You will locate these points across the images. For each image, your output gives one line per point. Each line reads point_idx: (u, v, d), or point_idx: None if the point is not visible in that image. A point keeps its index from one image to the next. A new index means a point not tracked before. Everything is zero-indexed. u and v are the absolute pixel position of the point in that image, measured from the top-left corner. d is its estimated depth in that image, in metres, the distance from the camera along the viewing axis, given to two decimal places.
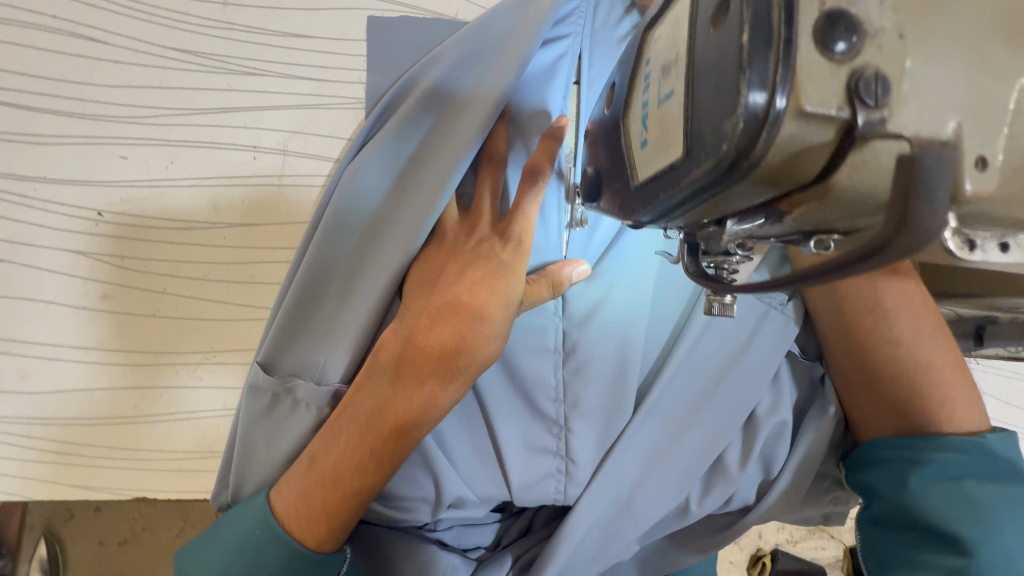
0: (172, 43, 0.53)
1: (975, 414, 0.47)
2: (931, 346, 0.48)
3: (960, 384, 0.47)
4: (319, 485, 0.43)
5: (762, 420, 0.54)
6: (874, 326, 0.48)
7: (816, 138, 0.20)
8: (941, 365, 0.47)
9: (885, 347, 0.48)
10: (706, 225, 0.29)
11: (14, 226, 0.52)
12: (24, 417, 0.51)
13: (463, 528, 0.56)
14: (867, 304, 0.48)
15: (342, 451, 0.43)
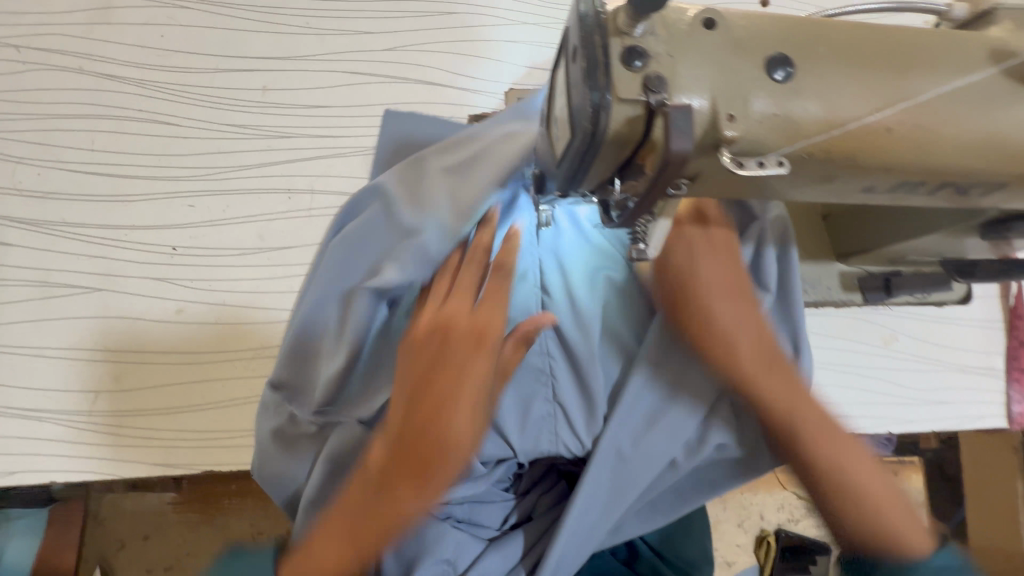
0: (226, 120, 0.72)
1: (909, 522, 0.52)
2: (856, 464, 0.51)
3: (888, 497, 0.52)
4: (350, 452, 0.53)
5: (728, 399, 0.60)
6: (748, 356, 0.52)
7: (633, 113, 0.36)
8: (869, 484, 0.51)
9: (762, 379, 0.52)
10: (605, 186, 0.44)
11: (107, 263, 0.67)
12: (118, 411, 0.64)
13: (476, 506, 0.63)
14: (737, 348, 0.52)
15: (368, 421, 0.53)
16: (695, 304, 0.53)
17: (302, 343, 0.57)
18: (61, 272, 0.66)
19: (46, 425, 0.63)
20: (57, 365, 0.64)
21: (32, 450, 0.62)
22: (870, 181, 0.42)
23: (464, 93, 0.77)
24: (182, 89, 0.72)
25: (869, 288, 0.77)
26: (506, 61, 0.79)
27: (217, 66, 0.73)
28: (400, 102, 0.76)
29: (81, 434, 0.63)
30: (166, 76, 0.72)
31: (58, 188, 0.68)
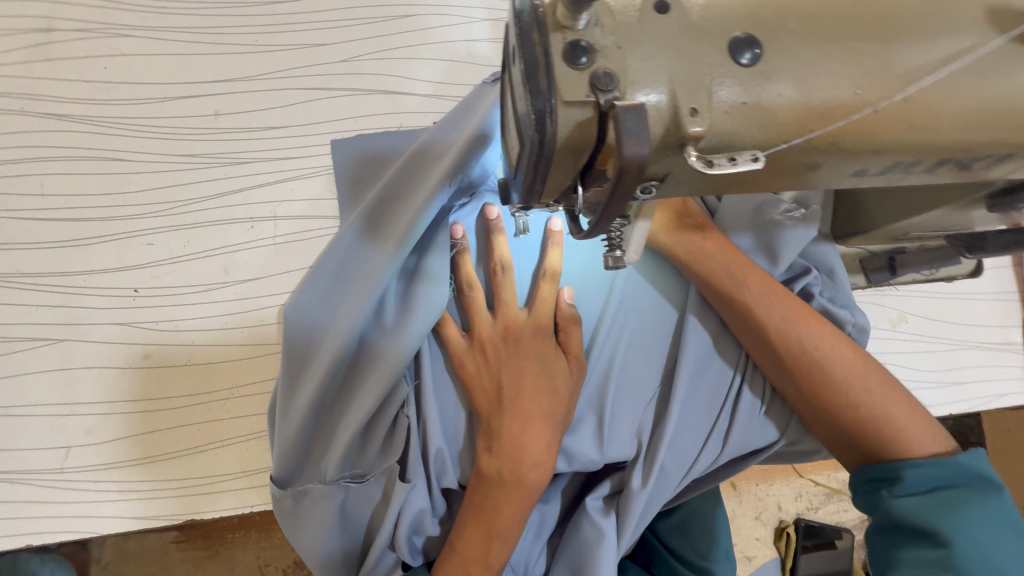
0: (178, 150, 0.69)
1: (934, 443, 0.61)
2: (896, 418, 0.62)
3: (918, 425, 0.62)
4: (500, 529, 0.61)
5: None
6: (734, 306, 0.65)
7: (583, 116, 0.32)
8: (907, 432, 0.61)
9: (814, 371, 0.63)
10: (570, 195, 0.40)
11: (67, 312, 0.64)
12: (92, 466, 0.62)
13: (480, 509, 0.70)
14: (715, 254, 0.65)
15: (515, 499, 0.61)
16: (733, 301, 0.64)
17: (303, 409, 0.60)
18: (20, 326, 0.63)
19: (17, 487, 0.60)
20: (21, 424, 0.61)
21: (4, 514, 0.60)
22: (862, 164, 0.38)
23: (427, 99, 0.74)
24: (131, 122, 0.69)
25: (871, 269, 0.73)
26: (469, 61, 0.76)
27: (165, 94, 0.69)
28: (359, 115, 0.73)
29: (54, 493, 0.61)
30: (112, 110, 0.68)
31: (10, 238, 0.65)
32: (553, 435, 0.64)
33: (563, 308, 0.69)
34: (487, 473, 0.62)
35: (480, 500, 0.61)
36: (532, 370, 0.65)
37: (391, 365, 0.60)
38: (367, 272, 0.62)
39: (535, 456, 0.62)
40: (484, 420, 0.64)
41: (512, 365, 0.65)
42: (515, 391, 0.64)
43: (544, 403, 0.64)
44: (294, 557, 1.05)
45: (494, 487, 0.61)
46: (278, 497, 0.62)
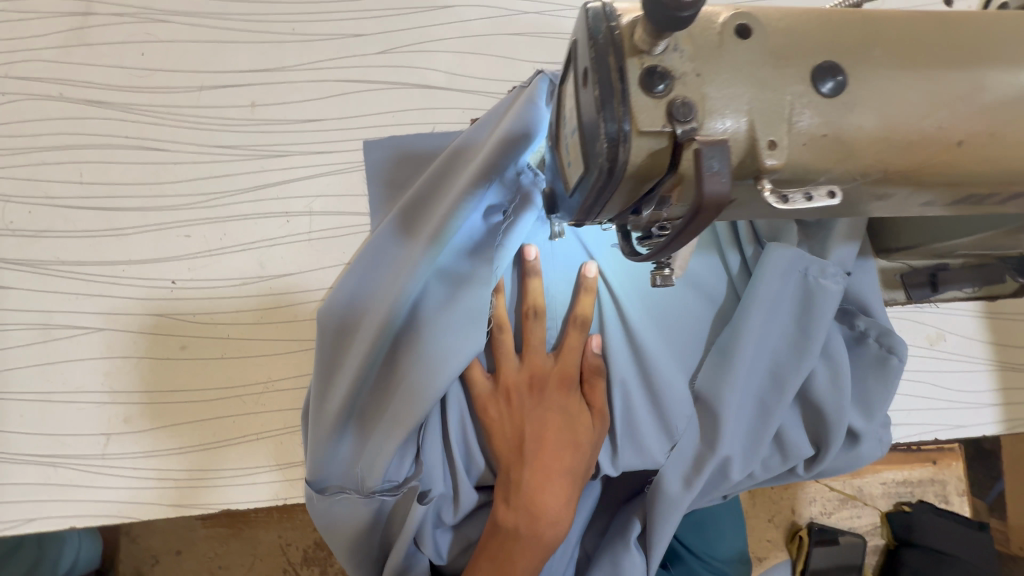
0: (215, 141, 0.68)
1: None
2: None
3: None
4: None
5: (813, 387, 0.67)
6: None
7: (657, 145, 0.31)
8: None
9: None
10: (627, 215, 0.40)
11: (106, 301, 0.65)
12: (130, 453, 0.63)
13: None
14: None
15: (530, 553, 0.61)
16: None
17: (340, 402, 0.61)
18: (60, 313, 0.64)
19: (59, 470, 0.62)
20: (63, 409, 0.63)
21: (47, 497, 0.62)
22: (932, 196, 0.37)
23: (465, 95, 0.72)
24: (168, 110, 0.68)
25: (911, 285, 0.72)
26: (509, 56, 0.74)
27: (202, 83, 0.69)
28: (396, 110, 0.71)
29: (95, 477, 0.63)
30: (149, 98, 0.68)
31: (49, 225, 0.65)
32: (570, 495, 0.63)
33: (592, 356, 0.67)
34: (503, 525, 0.61)
35: (494, 550, 0.61)
36: (556, 423, 0.64)
37: (429, 363, 0.62)
38: (405, 269, 0.62)
39: (552, 513, 0.61)
40: (505, 470, 0.63)
41: (535, 418, 0.64)
42: (536, 446, 0.63)
43: (566, 458, 0.63)
44: (314, 538, 1.08)
45: (509, 539, 0.61)
46: (310, 496, 0.63)
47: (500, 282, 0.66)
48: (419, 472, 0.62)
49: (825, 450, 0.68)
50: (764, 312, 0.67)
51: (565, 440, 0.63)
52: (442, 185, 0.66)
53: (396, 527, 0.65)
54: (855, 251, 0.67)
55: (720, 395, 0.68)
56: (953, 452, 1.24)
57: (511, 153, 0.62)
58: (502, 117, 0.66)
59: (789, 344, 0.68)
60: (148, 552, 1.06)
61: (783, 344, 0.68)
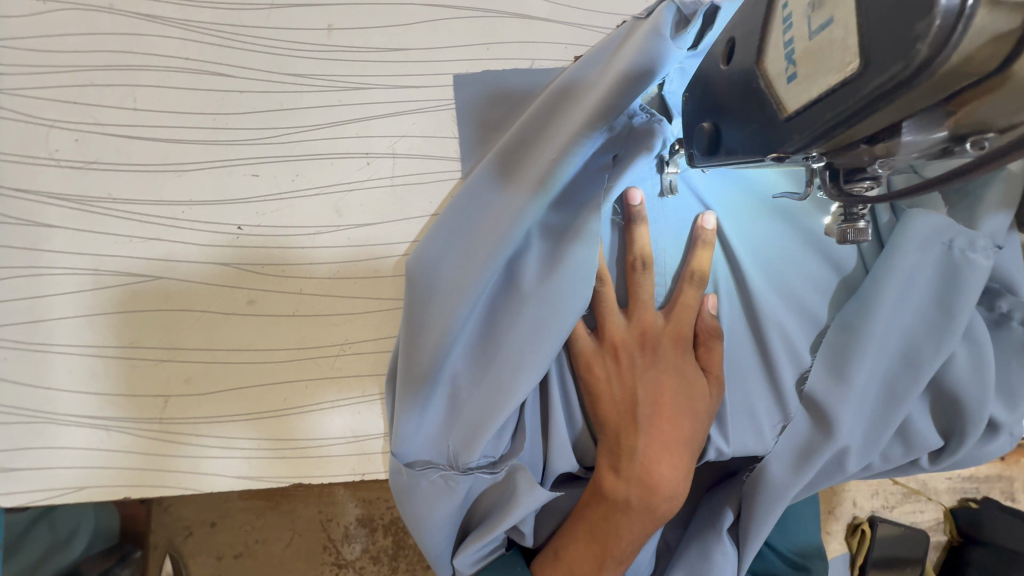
0: (286, 69, 0.59)
1: None
2: None
3: None
4: (616, 550, 0.55)
5: (953, 372, 0.59)
6: None
7: (1003, 27, 0.23)
8: None
9: None
10: (856, 147, 0.33)
11: (164, 246, 0.57)
12: (192, 418, 0.56)
13: None
14: None
15: (639, 525, 0.54)
16: None
17: (429, 367, 0.55)
18: (112, 258, 0.56)
19: (112, 434, 0.55)
20: (116, 366, 0.55)
21: (100, 463, 0.55)
22: None
23: (568, 28, 0.63)
24: (234, 30, 0.59)
25: None
26: None
27: (272, 1, 0.60)
28: (491, 42, 0.62)
29: (152, 443, 0.56)
30: (212, 16, 0.59)
31: (100, 156, 0.57)
32: (688, 465, 0.55)
33: (708, 318, 0.60)
34: (611, 495, 0.54)
35: (599, 519, 0.55)
36: (673, 386, 0.56)
37: (532, 328, 0.55)
38: (505, 219, 0.54)
39: (670, 486, 0.54)
40: (612, 437, 0.55)
41: (648, 380, 0.57)
42: (652, 411, 0.55)
43: (684, 427, 0.55)
44: (357, 515, 1.02)
45: (617, 510, 0.54)
46: (396, 470, 0.57)
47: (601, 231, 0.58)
48: (517, 451, 0.56)
49: (958, 442, 0.61)
50: (905, 276, 0.59)
51: (681, 414, 0.55)
52: (546, 127, 0.57)
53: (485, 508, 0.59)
54: (1008, 222, 0.59)
55: (851, 369, 0.57)
56: (1023, 449, 1.18)
57: (635, 88, 0.54)
58: (616, 51, 0.58)
59: (927, 322, 0.60)
60: (181, 524, 1.00)
61: (920, 321, 0.60)
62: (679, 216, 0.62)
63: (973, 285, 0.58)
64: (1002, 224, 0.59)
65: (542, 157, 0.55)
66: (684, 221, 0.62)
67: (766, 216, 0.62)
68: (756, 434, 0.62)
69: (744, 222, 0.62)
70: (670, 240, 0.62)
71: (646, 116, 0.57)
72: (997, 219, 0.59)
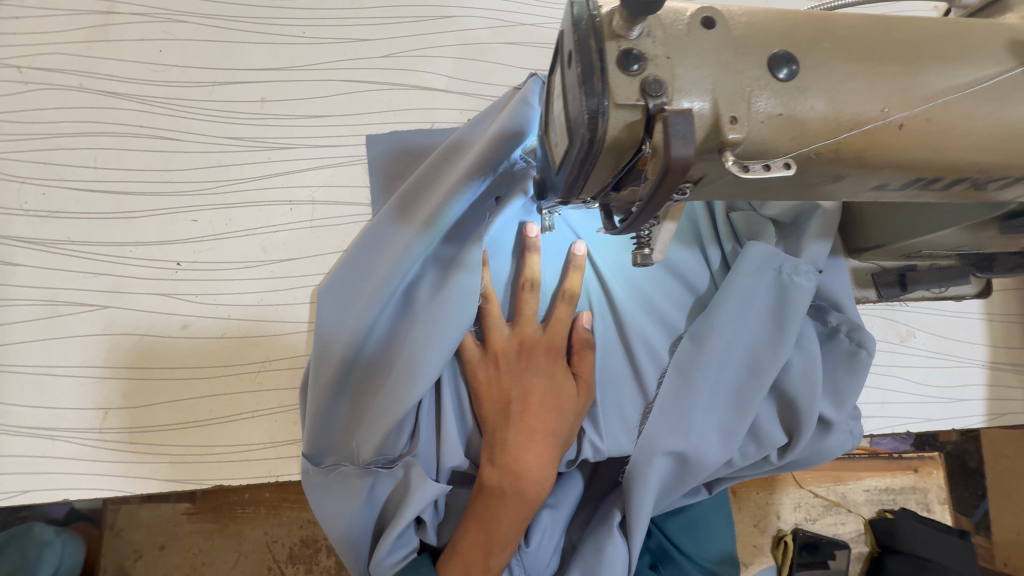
0: (225, 133, 0.72)
1: None
2: None
3: None
4: (499, 535, 0.63)
5: (788, 377, 0.70)
6: None
7: (631, 118, 0.35)
8: None
9: None
10: (608, 191, 0.44)
11: (112, 280, 0.67)
12: (127, 428, 0.65)
13: None
14: None
15: (513, 510, 0.63)
16: None
17: (335, 376, 0.64)
18: (67, 291, 0.66)
19: (54, 444, 0.63)
20: (63, 384, 0.64)
21: (41, 470, 0.63)
22: (882, 179, 0.41)
23: (464, 97, 0.77)
24: (182, 103, 0.72)
25: (881, 284, 0.76)
26: (505, 63, 0.79)
27: (215, 79, 0.73)
28: (398, 109, 0.76)
29: (90, 450, 0.64)
30: (164, 92, 0.72)
31: (62, 206, 0.68)
32: (554, 454, 0.64)
33: (580, 331, 0.70)
34: (488, 484, 0.63)
35: (481, 508, 0.64)
36: (542, 387, 0.66)
37: (422, 344, 0.65)
38: (400, 252, 0.66)
39: (536, 472, 0.63)
40: (491, 431, 0.65)
41: (521, 382, 0.66)
42: (523, 409, 0.64)
43: (550, 421, 0.64)
44: (301, 535, 1.08)
45: (495, 497, 0.63)
46: (307, 470, 0.65)
47: (486, 258, 0.70)
48: (413, 449, 0.66)
49: (799, 439, 0.70)
50: (742, 294, 0.70)
51: (549, 413, 0.65)
52: (437, 176, 0.69)
53: (387, 507, 0.67)
54: (826, 249, 0.71)
55: (698, 371, 0.69)
56: (935, 461, 1.26)
57: (507, 147, 0.67)
58: (496, 115, 0.71)
59: (764, 333, 0.71)
60: (131, 547, 1.05)
61: (760, 332, 0.71)
62: (557, 247, 0.74)
63: (796, 302, 0.70)
64: (824, 250, 0.71)
65: (432, 199, 0.67)
66: (561, 252, 0.74)
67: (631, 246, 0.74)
68: (627, 433, 0.71)
69: (613, 252, 0.74)
70: (550, 268, 0.73)
71: (522, 163, 0.70)
72: (818, 246, 0.71)
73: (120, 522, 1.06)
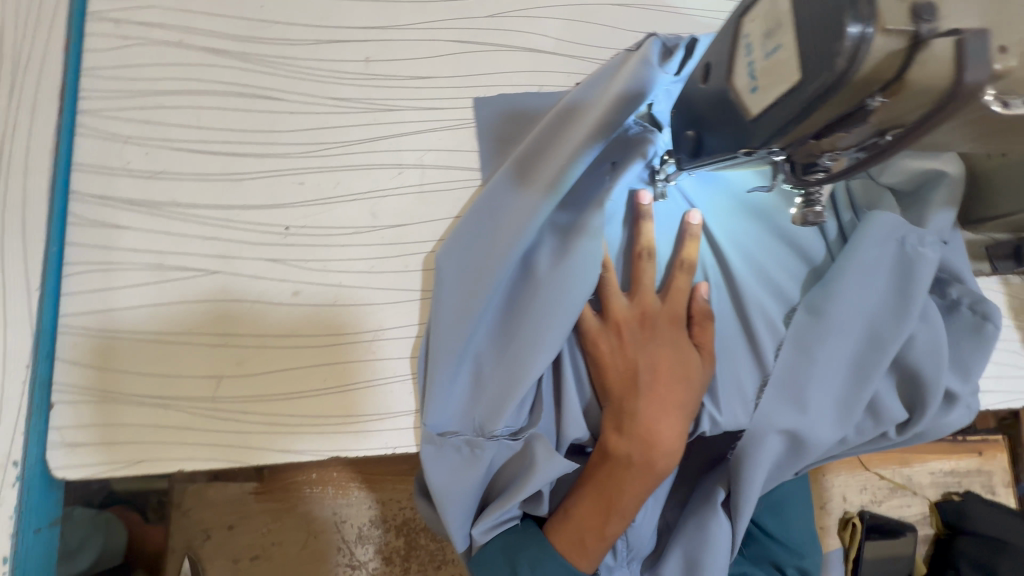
0: (332, 94, 0.69)
1: None
2: None
3: None
4: (621, 504, 0.62)
5: (913, 353, 0.68)
6: None
7: (895, 46, 0.33)
8: None
9: None
10: (805, 142, 0.40)
11: (220, 244, 0.64)
12: (242, 397, 0.62)
13: None
14: None
15: (639, 482, 0.61)
16: None
17: (458, 345, 0.62)
18: (175, 255, 0.64)
19: (169, 412, 0.61)
20: (175, 351, 0.62)
21: (156, 439, 0.61)
22: None
23: (571, 59, 0.74)
24: (286, 62, 0.69)
25: (996, 257, 0.74)
26: (613, 25, 0.76)
27: (318, 37, 0.70)
28: (505, 71, 0.73)
29: (205, 419, 0.62)
30: (268, 49, 0.69)
31: (166, 166, 0.65)
32: (683, 426, 0.62)
33: (700, 302, 0.68)
34: (615, 453, 0.62)
35: (605, 478, 0.62)
36: (668, 357, 0.64)
37: (547, 311, 0.63)
38: (523, 216, 0.63)
39: (667, 443, 0.61)
40: (616, 402, 0.63)
41: (646, 353, 0.64)
42: (651, 379, 0.63)
43: (678, 392, 0.63)
44: (371, 516, 1.06)
45: (620, 466, 0.61)
46: (426, 441, 0.63)
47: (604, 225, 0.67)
48: (535, 422, 0.64)
49: (920, 414, 0.69)
50: (867, 264, 0.68)
51: (677, 383, 0.63)
52: (554, 138, 0.67)
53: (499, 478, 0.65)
54: (950, 219, 0.69)
55: (819, 343, 0.68)
56: (999, 444, 1.25)
57: (629, 106, 0.64)
58: (612, 76, 0.68)
59: (889, 305, 0.68)
60: (199, 527, 1.03)
61: (883, 305, 0.69)
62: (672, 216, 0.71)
63: (924, 274, 0.67)
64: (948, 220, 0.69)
65: (553, 161, 0.64)
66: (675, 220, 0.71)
67: (746, 216, 0.72)
68: (744, 406, 0.69)
69: (729, 221, 0.71)
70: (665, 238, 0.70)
71: (638, 127, 0.68)
72: (942, 216, 0.69)
73: (188, 502, 1.03)
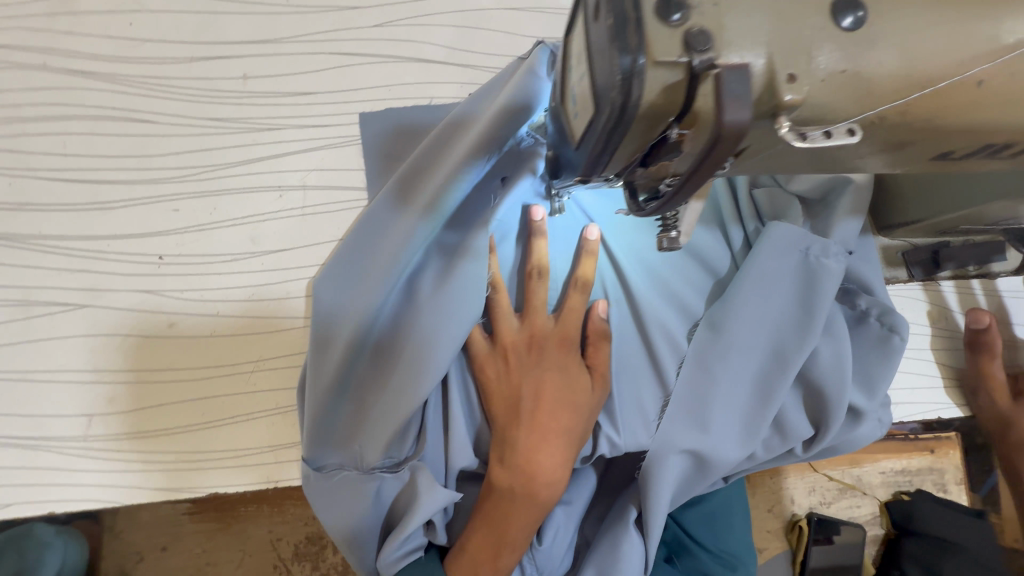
0: (208, 114, 0.66)
1: None
2: None
3: None
4: (508, 537, 0.60)
5: (817, 367, 0.66)
6: None
7: (671, 78, 0.30)
8: None
9: None
10: (635, 168, 0.38)
11: (89, 277, 0.62)
12: (114, 435, 0.60)
13: None
14: None
15: (524, 512, 0.60)
16: None
17: (334, 377, 0.60)
18: (41, 289, 0.61)
19: (37, 454, 0.59)
20: (43, 390, 0.60)
21: (24, 481, 0.59)
22: (948, 146, 0.36)
23: (464, 69, 0.71)
24: (157, 82, 0.66)
25: (912, 263, 0.72)
26: (508, 31, 0.72)
27: (192, 55, 0.67)
28: (393, 84, 0.70)
29: (75, 459, 0.60)
30: (138, 70, 0.66)
31: (31, 197, 0.63)
32: (569, 453, 0.61)
33: (594, 322, 0.66)
34: (499, 484, 0.60)
35: (490, 510, 0.60)
36: (555, 382, 0.62)
37: (427, 340, 0.60)
38: (400, 239, 0.60)
39: (551, 472, 0.59)
40: (501, 430, 0.61)
41: (533, 377, 0.62)
42: (535, 406, 0.61)
43: (564, 418, 0.61)
44: (306, 533, 1.05)
45: (505, 497, 0.59)
46: (307, 474, 0.61)
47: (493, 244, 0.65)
48: (419, 451, 0.62)
49: (826, 431, 0.66)
50: (767, 278, 0.66)
51: (564, 409, 0.61)
52: (438, 156, 0.64)
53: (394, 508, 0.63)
54: (857, 227, 0.67)
55: (718, 362, 0.65)
56: (949, 441, 1.20)
57: (513, 123, 0.60)
58: (501, 88, 0.64)
59: (792, 320, 0.66)
60: (132, 549, 1.02)
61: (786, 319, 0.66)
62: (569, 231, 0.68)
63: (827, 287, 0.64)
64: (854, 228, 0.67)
65: (431, 181, 0.61)
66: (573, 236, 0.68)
67: (648, 228, 0.69)
68: (645, 427, 0.67)
69: (629, 235, 0.69)
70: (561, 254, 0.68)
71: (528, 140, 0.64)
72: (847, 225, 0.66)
73: (119, 524, 1.02)
